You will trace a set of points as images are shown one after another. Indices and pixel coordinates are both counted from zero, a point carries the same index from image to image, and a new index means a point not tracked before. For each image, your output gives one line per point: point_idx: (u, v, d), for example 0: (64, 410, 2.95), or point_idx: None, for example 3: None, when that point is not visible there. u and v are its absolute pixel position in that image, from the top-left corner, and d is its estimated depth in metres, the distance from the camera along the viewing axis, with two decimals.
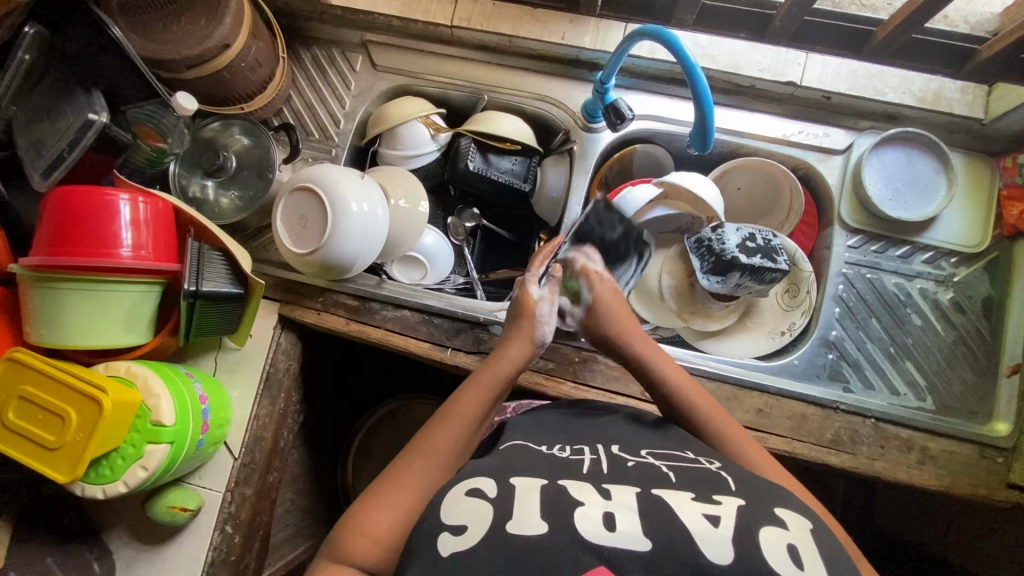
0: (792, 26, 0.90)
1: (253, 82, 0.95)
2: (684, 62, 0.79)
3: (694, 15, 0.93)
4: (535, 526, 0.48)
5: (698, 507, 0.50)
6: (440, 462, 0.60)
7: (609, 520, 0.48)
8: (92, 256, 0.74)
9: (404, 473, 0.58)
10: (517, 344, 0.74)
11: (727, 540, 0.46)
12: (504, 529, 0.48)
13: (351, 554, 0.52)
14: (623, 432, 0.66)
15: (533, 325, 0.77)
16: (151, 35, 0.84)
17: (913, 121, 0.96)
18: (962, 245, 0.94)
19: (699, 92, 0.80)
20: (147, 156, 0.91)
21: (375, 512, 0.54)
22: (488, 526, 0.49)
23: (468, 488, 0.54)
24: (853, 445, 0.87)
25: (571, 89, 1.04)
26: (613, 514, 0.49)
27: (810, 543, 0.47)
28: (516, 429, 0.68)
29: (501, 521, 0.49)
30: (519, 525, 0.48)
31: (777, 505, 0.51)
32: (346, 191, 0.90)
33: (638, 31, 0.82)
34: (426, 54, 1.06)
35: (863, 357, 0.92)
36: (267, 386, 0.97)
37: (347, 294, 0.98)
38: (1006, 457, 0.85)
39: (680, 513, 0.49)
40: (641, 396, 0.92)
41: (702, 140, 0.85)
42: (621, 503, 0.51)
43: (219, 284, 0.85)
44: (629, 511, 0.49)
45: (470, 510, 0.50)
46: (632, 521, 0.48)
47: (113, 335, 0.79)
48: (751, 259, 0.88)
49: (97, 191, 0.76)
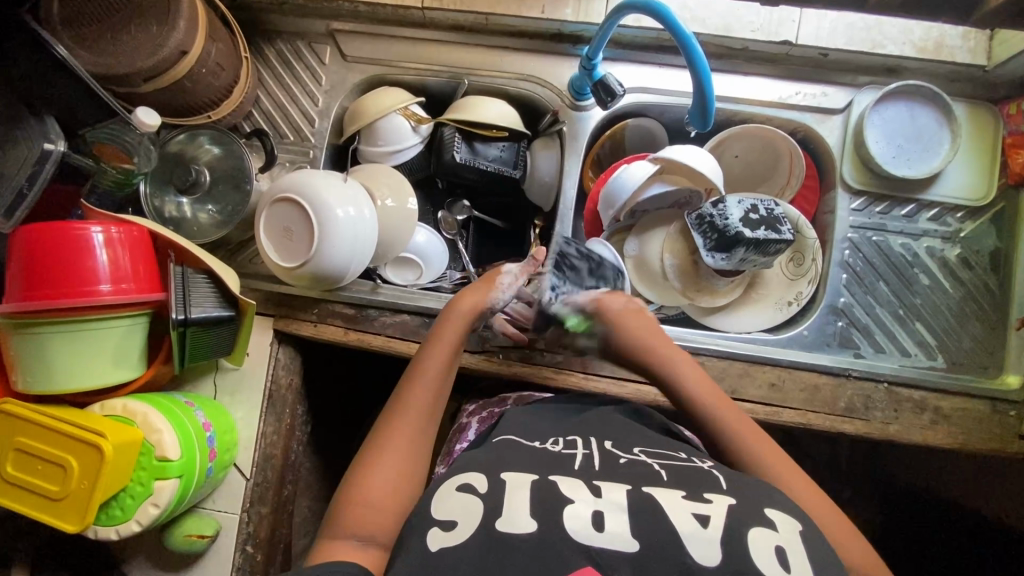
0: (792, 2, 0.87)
1: (218, 88, 0.89)
2: (675, 32, 0.74)
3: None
4: (525, 524, 0.49)
5: (687, 506, 0.51)
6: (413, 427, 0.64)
7: (600, 519, 0.50)
8: (71, 297, 0.70)
9: (385, 444, 0.62)
10: (472, 305, 0.75)
11: (714, 542, 0.48)
12: (495, 527, 0.50)
13: (349, 526, 0.56)
14: (625, 432, 0.69)
15: (490, 291, 0.77)
16: (99, 47, 0.75)
17: (912, 73, 0.92)
18: (968, 198, 0.91)
19: (696, 63, 0.75)
20: (115, 179, 0.85)
21: (365, 489, 0.58)
22: (480, 521, 0.51)
23: (459, 483, 0.55)
24: (866, 412, 0.87)
25: (555, 66, 0.98)
26: (602, 513, 0.50)
27: (800, 543, 0.49)
28: (510, 421, 0.72)
29: (493, 518, 0.51)
30: (509, 522, 0.50)
31: (766, 505, 0.52)
32: (329, 196, 0.86)
33: (625, 4, 0.76)
34: (398, 39, 1.00)
35: (872, 322, 0.91)
36: (271, 403, 0.96)
37: (342, 303, 0.95)
38: (1018, 410, 0.86)
39: (669, 513, 0.50)
40: (613, 378, 0.90)
41: (701, 116, 0.81)
42: (611, 500, 0.52)
43: (207, 309, 0.82)
44: (619, 510, 0.51)
45: (463, 505, 0.52)
46: (621, 521, 0.50)
47: (106, 374, 0.76)
48: (755, 233, 0.86)
49: (66, 225, 0.71)
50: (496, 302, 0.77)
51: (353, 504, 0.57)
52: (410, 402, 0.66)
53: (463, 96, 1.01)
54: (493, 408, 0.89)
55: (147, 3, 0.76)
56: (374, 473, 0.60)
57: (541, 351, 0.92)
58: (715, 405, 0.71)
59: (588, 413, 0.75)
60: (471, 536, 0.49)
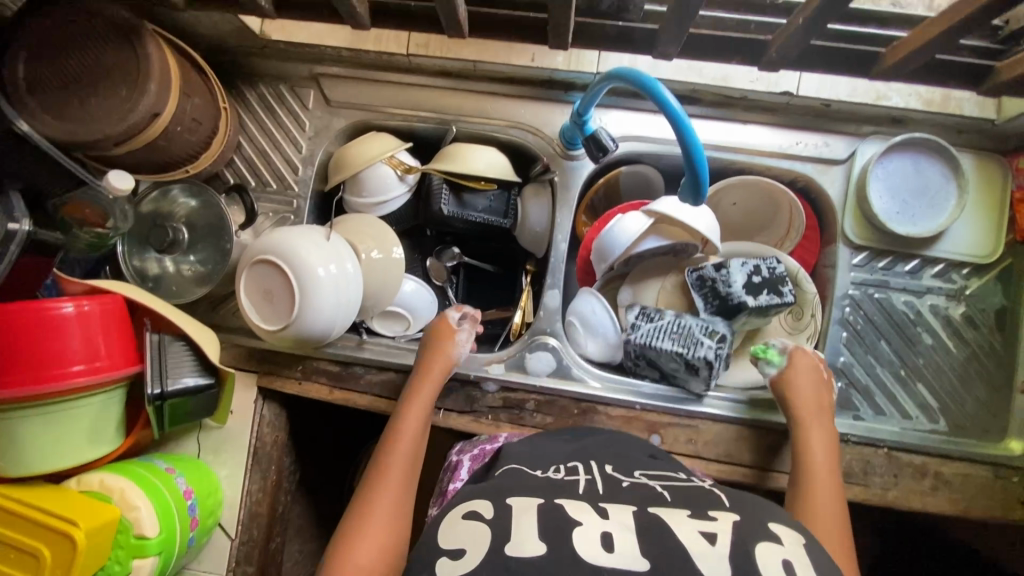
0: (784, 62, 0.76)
1: (194, 143, 0.85)
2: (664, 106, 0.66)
3: (678, 49, 0.76)
4: (534, 547, 0.48)
5: (694, 523, 0.50)
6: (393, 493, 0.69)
7: (608, 540, 0.49)
8: (40, 383, 0.68)
9: (370, 506, 0.67)
10: (437, 362, 0.84)
11: (724, 557, 0.47)
12: (504, 551, 0.48)
13: None
14: (625, 457, 0.66)
15: (450, 345, 0.86)
16: (68, 114, 0.72)
17: (918, 123, 0.88)
18: (974, 256, 0.87)
19: (690, 146, 0.66)
20: (87, 242, 0.82)
21: (353, 553, 0.62)
22: (487, 547, 0.49)
23: (464, 512, 0.54)
24: (865, 477, 0.85)
25: (547, 112, 0.94)
26: (610, 534, 0.50)
27: (807, 559, 0.48)
28: (509, 453, 0.68)
29: (501, 540, 0.49)
30: (517, 547, 0.48)
31: (769, 518, 0.52)
32: (310, 256, 0.83)
33: (617, 74, 0.71)
34: (382, 84, 0.96)
35: (872, 382, 0.88)
36: (256, 461, 0.94)
37: (328, 360, 0.93)
38: (1021, 475, 0.84)
39: (676, 527, 0.50)
40: None
41: (693, 190, 0.70)
42: (618, 521, 0.51)
43: (185, 378, 0.80)
44: (627, 531, 0.50)
45: (469, 533, 0.51)
46: (629, 541, 0.49)
47: (82, 452, 0.74)
48: (758, 300, 0.85)
49: (33, 306, 0.67)
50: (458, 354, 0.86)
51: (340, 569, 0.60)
52: (390, 468, 0.72)
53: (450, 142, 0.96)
54: (485, 444, 0.85)
55: (116, 63, 0.73)
56: (360, 540, 0.63)
57: (531, 413, 0.89)
58: (805, 415, 0.78)
59: (588, 438, 0.73)
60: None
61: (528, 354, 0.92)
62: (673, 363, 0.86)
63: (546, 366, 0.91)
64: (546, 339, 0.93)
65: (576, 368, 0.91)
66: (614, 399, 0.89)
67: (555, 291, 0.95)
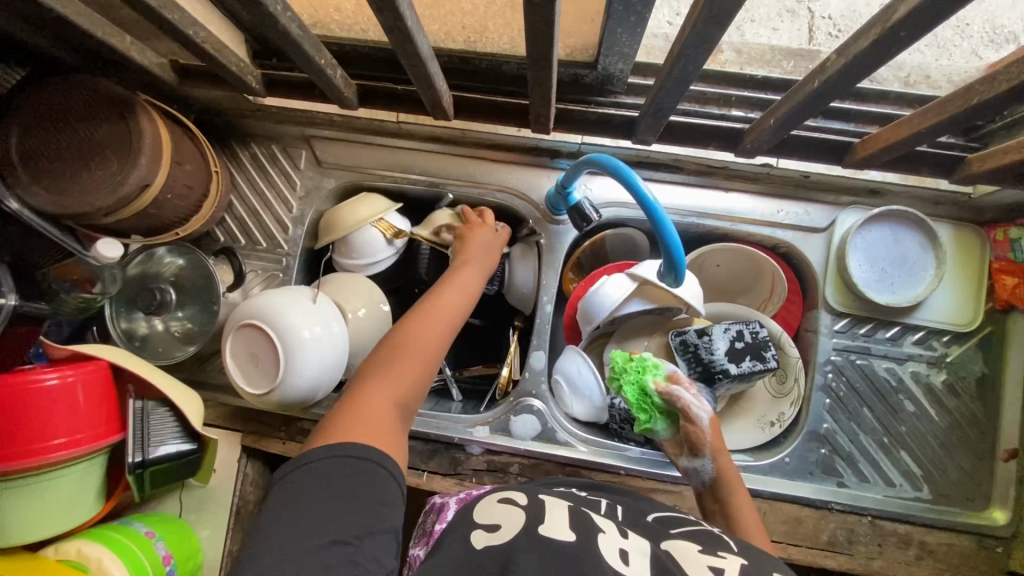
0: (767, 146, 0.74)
1: (184, 208, 0.87)
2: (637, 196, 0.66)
3: (657, 136, 0.79)
4: (567, 531, 0.60)
5: (704, 558, 0.58)
6: (429, 344, 0.71)
7: (626, 554, 0.58)
8: (19, 456, 0.68)
9: (402, 346, 0.69)
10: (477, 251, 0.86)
11: None
12: (539, 529, 0.61)
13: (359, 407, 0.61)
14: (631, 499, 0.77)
15: (491, 240, 0.88)
16: (59, 186, 0.73)
17: (897, 195, 0.90)
18: (954, 323, 0.88)
19: (665, 234, 0.67)
20: (76, 305, 0.83)
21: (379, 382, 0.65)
22: (521, 528, 0.62)
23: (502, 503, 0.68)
24: (849, 545, 0.85)
25: (534, 177, 0.95)
26: (628, 551, 0.58)
27: None
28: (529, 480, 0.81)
29: (536, 522, 0.62)
30: (550, 527, 0.61)
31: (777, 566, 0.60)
32: (295, 320, 0.84)
33: (589, 159, 0.73)
34: (373, 147, 0.98)
35: (856, 449, 0.88)
36: (239, 521, 0.93)
37: (312, 421, 0.92)
38: (1005, 545, 0.84)
39: (685, 561, 0.58)
40: None
41: (672, 272, 0.72)
42: (635, 545, 0.60)
43: (167, 443, 0.80)
44: (642, 553, 0.59)
45: (504, 515, 0.65)
46: (644, 562, 0.57)
47: (59, 522, 0.74)
48: (740, 367, 0.86)
49: (15, 379, 0.68)
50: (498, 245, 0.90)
51: (365, 393, 0.63)
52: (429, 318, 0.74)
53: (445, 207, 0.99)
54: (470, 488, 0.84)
55: (108, 138, 0.74)
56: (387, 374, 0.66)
57: (514, 476, 0.89)
58: (725, 468, 0.77)
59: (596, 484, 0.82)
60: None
61: (513, 417, 0.91)
62: None
63: (531, 429, 0.91)
64: (531, 401, 0.92)
65: (562, 431, 0.91)
66: (599, 464, 0.88)
67: (540, 351, 0.95)
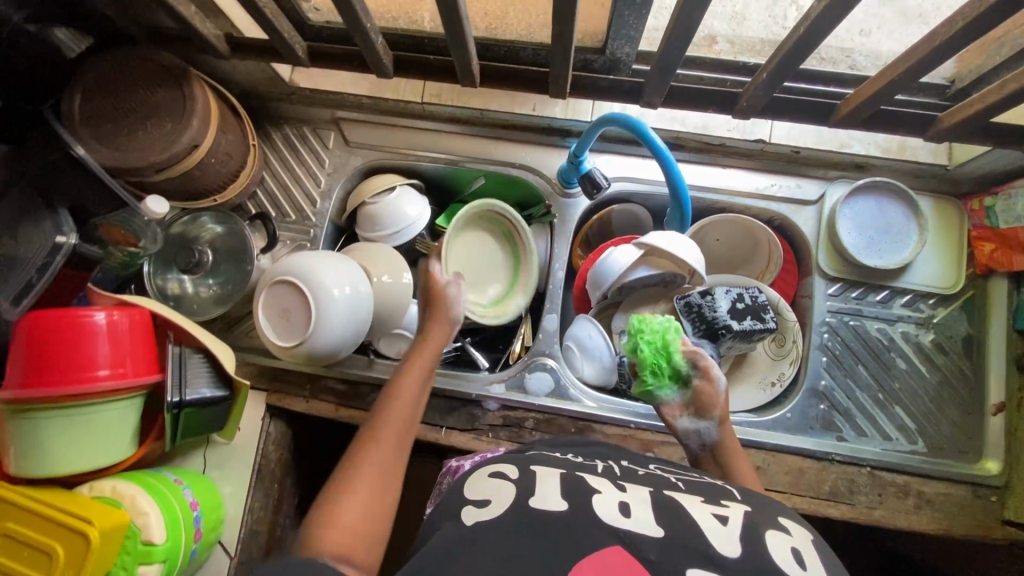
0: (760, 104, 0.81)
1: (225, 174, 0.93)
2: (654, 147, 0.80)
3: (662, 97, 0.85)
4: (557, 504, 0.54)
5: (709, 507, 0.56)
6: (383, 465, 0.63)
7: (626, 506, 0.55)
8: (69, 383, 0.72)
9: (370, 454, 0.63)
10: (437, 330, 0.82)
11: (735, 536, 0.51)
12: (528, 503, 0.55)
13: (330, 542, 0.54)
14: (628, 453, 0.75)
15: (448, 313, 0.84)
16: (117, 142, 0.80)
17: (880, 169, 0.98)
18: (938, 286, 0.95)
19: (675, 181, 0.82)
20: (120, 260, 0.88)
21: (348, 502, 0.58)
22: (511, 502, 0.55)
23: (489, 471, 0.63)
24: (851, 495, 0.89)
25: (546, 155, 1.04)
26: (628, 503, 0.56)
27: (812, 547, 0.53)
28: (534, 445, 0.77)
29: (525, 497, 0.56)
30: (540, 501, 0.55)
31: (781, 515, 0.57)
32: (326, 278, 0.89)
33: (606, 117, 0.83)
34: (398, 128, 1.06)
35: (853, 405, 0.93)
36: (259, 479, 0.96)
37: (335, 378, 0.97)
38: (999, 495, 0.88)
39: (691, 511, 0.55)
40: None
41: (679, 219, 0.86)
42: (636, 496, 0.57)
43: (201, 388, 0.84)
44: (644, 503, 0.56)
45: (495, 489, 0.58)
46: (646, 510, 0.55)
47: (97, 457, 0.77)
48: (742, 324, 0.91)
49: (69, 312, 0.73)
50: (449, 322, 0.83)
51: (336, 524, 0.56)
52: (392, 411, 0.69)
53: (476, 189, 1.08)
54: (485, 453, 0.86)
55: (163, 102, 0.82)
56: (354, 491, 0.59)
57: (529, 431, 0.93)
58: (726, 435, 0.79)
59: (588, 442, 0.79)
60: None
61: (528, 374, 0.97)
62: None
63: (545, 386, 0.96)
64: (545, 360, 0.98)
65: (573, 389, 0.96)
66: (609, 419, 0.93)
67: (553, 315, 1.01)
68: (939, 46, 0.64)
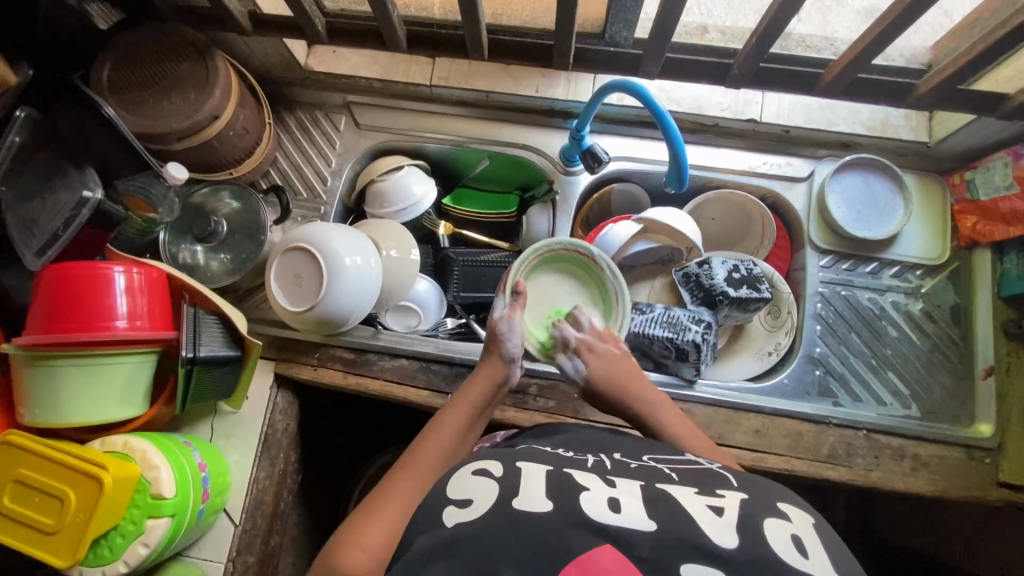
0: (750, 73, 0.87)
1: (241, 148, 0.97)
2: (652, 108, 0.86)
3: (659, 67, 0.90)
4: (542, 504, 0.50)
5: (702, 499, 0.52)
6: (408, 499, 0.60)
7: (616, 502, 0.50)
8: (88, 332, 0.74)
9: (397, 483, 0.62)
10: (488, 374, 0.78)
11: (731, 527, 0.48)
12: (511, 504, 0.50)
13: (343, 560, 0.54)
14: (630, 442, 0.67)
15: (501, 355, 0.80)
16: (142, 110, 0.85)
17: (866, 148, 1.04)
18: (925, 258, 0.99)
19: (671, 136, 0.87)
20: (138, 227, 0.91)
21: (368, 527, 0.56)
22: (495, 500, 0.51)
23: (475, 469, 0.56)
24: (848, 458, 0.91)
25: (548, 137, 1.08)
26: (618, 499, 0.51)
27: (813, 533, 0.49)
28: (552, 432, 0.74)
29: (510, 496, 0.51)
30: (525, 502, 0.50)
31: (781, 500, 0.53)
32: (338, 245, 0.92)
33: (607, 85, 0.88)
34: (406, 111, 1.10)
35: (847, 371, 0.96)
36: (265, 447, 0.97)
37: (343, 347, 0.99)
38: (993, 456, 0.90)
39: (685, 503, 0.50)
40: (612, 423, 0.93)
41: (677, 179, 0.94)
42: (626, 490, 0.52)
43: (216, 348, 0.85)
44: (633, 496, 0.51)
45: (478, 486, 0.53)
46: (637, 505, 0.50)
47: (111, 409, 0.79)
48: (738, 292, 0.94)
49: (91, 265, 0.76)
50: (506, 359, 0.80)
51: (351, 544, 0.55)
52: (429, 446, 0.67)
53: (482, 168, 1.13)
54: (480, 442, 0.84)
55: (187, 73, 0.86)
56: (376, 517, 0.58)
57: (533, 397, 0.95)
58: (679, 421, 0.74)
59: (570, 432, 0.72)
60: (489, 516, 0.50)
61: None
62: (665, 350, 0.94)
63: None
64: None
65: None
66: None
67: None
68: (913, 3, 0.70)
